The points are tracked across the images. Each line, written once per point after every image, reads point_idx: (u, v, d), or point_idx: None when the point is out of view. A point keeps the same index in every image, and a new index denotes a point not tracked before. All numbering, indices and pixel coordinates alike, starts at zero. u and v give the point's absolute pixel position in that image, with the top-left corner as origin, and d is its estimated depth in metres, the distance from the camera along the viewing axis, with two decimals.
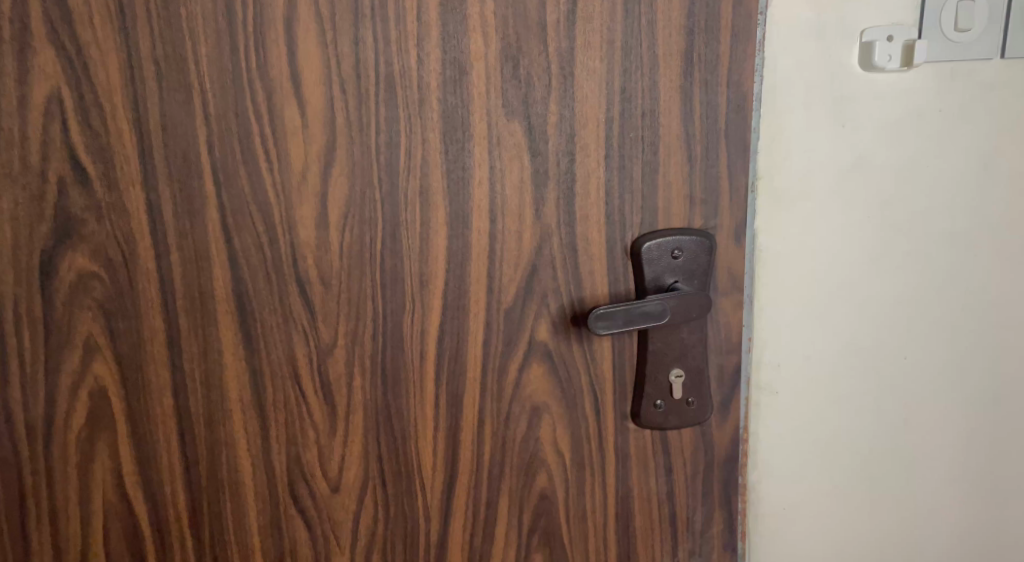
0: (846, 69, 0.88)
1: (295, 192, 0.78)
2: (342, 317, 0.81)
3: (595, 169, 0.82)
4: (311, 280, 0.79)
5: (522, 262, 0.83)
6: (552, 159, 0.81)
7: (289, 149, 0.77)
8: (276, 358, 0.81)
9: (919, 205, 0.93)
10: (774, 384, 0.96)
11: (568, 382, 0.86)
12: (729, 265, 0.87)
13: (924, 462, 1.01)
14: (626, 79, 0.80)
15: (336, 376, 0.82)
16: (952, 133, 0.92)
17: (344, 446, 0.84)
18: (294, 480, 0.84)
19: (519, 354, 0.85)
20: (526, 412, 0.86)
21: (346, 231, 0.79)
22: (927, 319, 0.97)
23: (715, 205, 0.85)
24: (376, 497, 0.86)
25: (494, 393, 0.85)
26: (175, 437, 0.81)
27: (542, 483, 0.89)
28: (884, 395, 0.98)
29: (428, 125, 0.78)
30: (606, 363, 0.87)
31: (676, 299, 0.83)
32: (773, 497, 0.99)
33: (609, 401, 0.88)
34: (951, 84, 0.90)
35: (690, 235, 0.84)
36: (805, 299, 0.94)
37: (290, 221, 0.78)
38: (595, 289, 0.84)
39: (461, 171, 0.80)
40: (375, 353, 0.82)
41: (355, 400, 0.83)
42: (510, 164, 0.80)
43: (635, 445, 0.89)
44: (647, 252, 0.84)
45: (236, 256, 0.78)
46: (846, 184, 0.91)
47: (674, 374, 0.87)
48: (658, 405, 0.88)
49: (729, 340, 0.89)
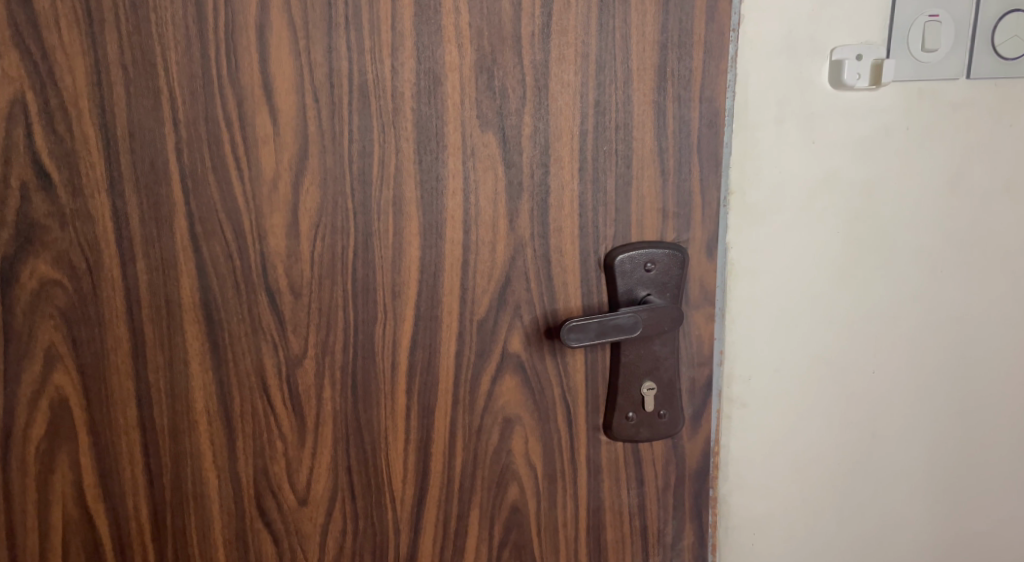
0: (817, 85, 0.89)
1: (266, 200, 0.77)
2: (313, 327, 0.80)
3: (568, 181, 0.82)
4: (281, 289, 0.78)
5: (496, 273, 0.82)
6: (526, 170, 0.81)
7: (260, 158, 0.76)
8: (243, 368, 0.80)
9: (888, 222, 0.94)
10: (745, 396, 0.95)
11: (540, 393, 0.86)
12: (701, 278, 0.87)
13: (892, 476, 1.02)
14: (600, 93, 0.80)
15: (305, 387, 0.81)
16: (920, 152, 0.93)
17: (313, 457, 0.83)
18: (261, 493, 0.83)
19: (491, 366, 0.84)
20: (498, 424, 0.86)
21: (317, 240, 0.78)
22: (895, 334, 0.97)
23: (687, 218, 0.85)
24: (345, 510, 0.85)
25: (466, 404, 0.85)
26: (139, 448, 0.80)
27: (513, 495, 0.88)
28: (853, 409, 0.99)
29: (402, 134, 0.77)
30: (578, 376, 0.86)
31: (648, 311, 0.83)
32: (744, 510, 0.99)
33: (581, 412, 0.87)
34: (920, 103, 0.91)
35: (663, 248, 0.84)
36: (775, 313, 0.94)
37: (261, 230, 0.77)
38: (569, 301, 0.84)
39: (434, 182, 0.79)
40: (345, 364, 0.81)
41: (324, 412, 0.82)
42: (484, 175, 0.80)
43: (607, 458, 0.89)
44: (620, 264, 0.84)
45: (204, 265, 0.77)
46: (816, 199, 0.91)
47: (646, 387, 0.86)
48: (630, 417, 0.87)
49: (701, 352, 0.89)
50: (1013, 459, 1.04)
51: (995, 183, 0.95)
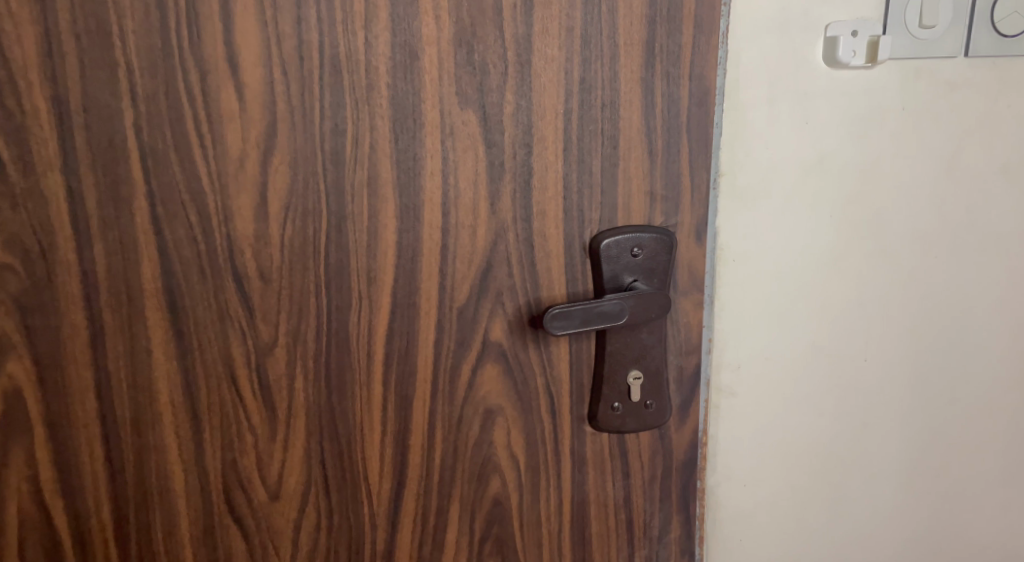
0: (811, 63, 0.85)
1: (232, 180, 0.72)
2: (283, 314, 0.76)
3: (552, 162, 0.78)
4: (249, 275, 0.75)
5: (476, 258, 0.79)
6: (508, 151, 0.77)
7: (226, 135, 0.72)
8: (209, 357, 0.76)
9: (882, 205, 0.90)
10: (733, 386, 0.92)
11: (523, 384, 0.83)
12: (690, 264, 0.84)
13: (884, 467, 0.99)
14: (585, 69, 0.76)
15: (276, 378, 0.78)
16: (915, 133, 0.89)
17: (284, 451, 0.79)
18: (230, 487, 0.79)
19: (472, 355, 0.82)
20: (479, 415, 0.83)
21: (287, 223, 0.74)
22: (887, 322, 0.94)
23: (676, 202, 0.82)
24: (318, 505, 0.81)
25: (445, 395, 0.82)
26: (99, 441, 0.75)
27: (495, 488, 0.85)
28: (843, 399, 0.96)
29: (377, 111, 0.74)
30: (562, 365, 0.83)
31: (635, 298, 0.79)
32: (731, 501, 0.96)
33: (566, 403, 0.85)
34: (916, 82, 0.88)
35: (649, 233, 0.81)
36: (765, 300, 0.90)
37: (227, 212, 0.73)
38: (553, 288, 0.81)
39: (412, 162, 0.75)
40: (318, 352, 0.78)
41: (296, 403, 0.79)
42: (464, 155, 0.76)
43: (591, 450, 0.87)
44: (606, 249, 0.81)
45: (166, 249, 0.73)
46: (809, 181, 0.88)
47: (632, 376, 0.84)
48: (615, 407, 0.85)
49: (689, 341, 0.86)
50: (1005, 450, 1.02)
51: (991, 166, 0.92)
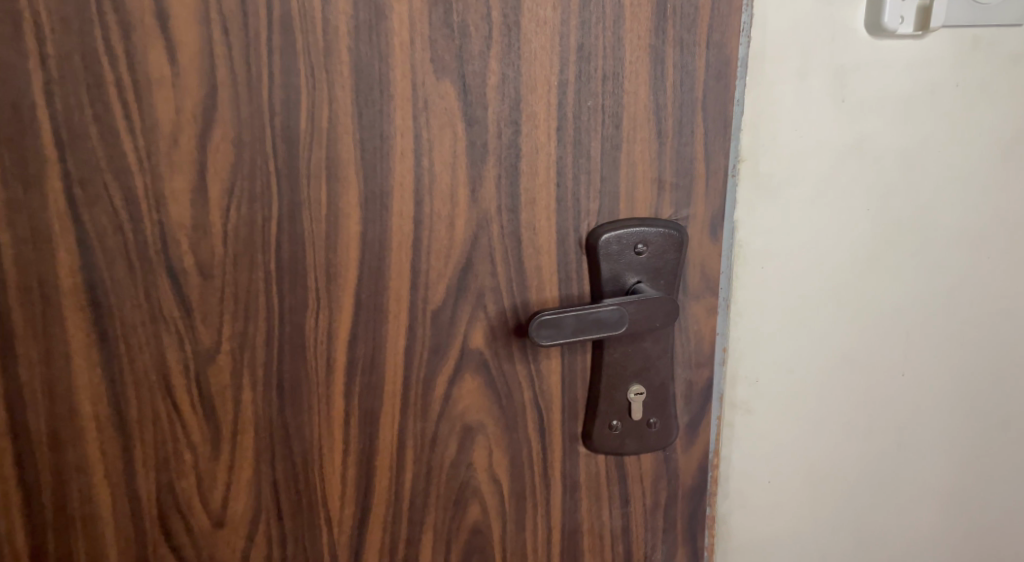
0: (850, 31, 0.73)
1: (163, 159, 0.62)
2: (227, 316, 0.66)
3: (544, 143, 0.67)
4: (186, 269, 0.64)
5: (454, 254, 0.68)
6: (492, 129, 0.66)
7: (155, 106, 0.61)
8: (140, 365, 0.65)
9: (926, 197, 0.79)
10: (750, 402, 0.81)
11: (508, 398, 0.73)
12: (702, 263, 0.73)
13: (918, 491, 0.88)
14: (584, 34, 0.65)
15: (219, 389, 0.67)
16: (968, 115, 0.77)
17: (230, 473, 0.69)
18: (166, 514, 0.69)
19: (449, 365, 0.71)
20: (456, 433, 0.73)
21: (231, 210, 0.63)
22: (928, 329, 0.83)
23: (688, 191, 0.70)
24: (270, 534, 0.71)
25: (417, 411, 0.71)
26: (11, 460, 0.65)
27: (474, 516, 0.75)
28: (876, 417, 0.84)
29: (336, 80, 0.62)
30: (553, 377, 0.73)
31: (636, 303, 0.68)
32: (745, 530, 0.85)
33: (557, 420, 0.74)
34: (972, 56, 0.76)
35: (656, 227, 0.70)
36: (789, 305, 0.79)
37: (158, 196, 0.62)
38: (543, 290, 0.70)
39: (378, 141, 0.64)
40: (269, 360, 0.67)
41: (243, 417, 0.68)
42: (440, 133, 0.65)
43: (586, 474, 0.76)
44: (605, 245, 0.69)
45: (86, 238, 0.62)
46: (843, 169, 0.76)
47: (633, 391, 0.73)
48: (613, 426, 0.74)
49: (699, 351, 0.75)
50: None
51: None
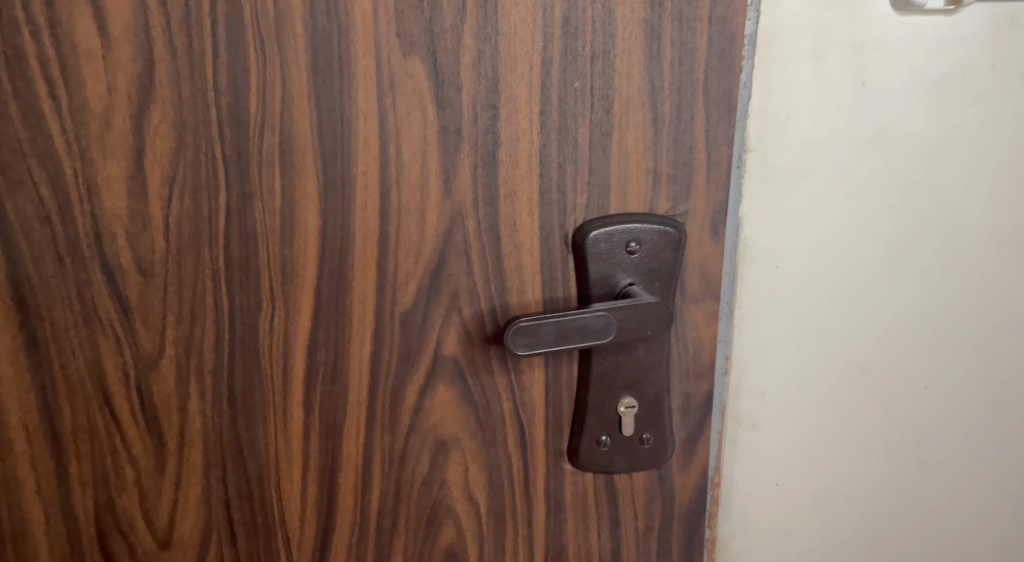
0: (872, 6, 0.66)
1: (95, 143, 0.55)
2: (171, 319, 0.59)
3: (525, 129, 0.60)
4: (123, 266, 0.58)
5: (424, 252, 0.61)
6: (466, 113, 0.59)
7: (85, 83, 0.54)
8: (73, 371, 0.59)
9: (955, 192, 0.71)
10: (754, 416, 0.75)
11: (485, 410, 0.66)
12: (702, 264, 0.65)
13: (939, 514, 0.81)
14: (569, 6, 0.58)
15: (163, 398, 0.61)
16: (1006, 100, 0.69)
17: (177, 490, 0.63)
18: (106, 533, 0.63)
19: (419, 375, 0.64)
20: (428, 448, 0.66)
21: (173, 201, 0.57)
22: (954, 337, 0.75)
23: (687, 184, 0.63)
24: (222, 554, 0.65)
25: (384, 424, 0.65)
26: None
27: (449, 538, 0.68)
28: (895, 434, 0.77)
29: (290, 55, 0.56)
30: (536, 388, 0.66)
31: (625, 310, 0.61)
32: (747, 552, 0.79)
33: (541, 435, 0.67)
34: (1010, 34, 0.68)
35: (649, 224, 0.63)
36: (800, 311, 0.72)
37: (90, 184, 0.56)
38: (525, 292, 0.63)
39: (338, 125, 0.57)
40: (219, 368, 0.61)
41: (190, 430, 0.62)
42: (408, 117, 0.58)
43: (572, 493, 0.69)
44: (593, 242, 0.62)
45: (10, 231, 0.56)
46: (862, 161, 0.69)
47: (624, 405, 0.66)
48: (602, 442, 0.67)
49: (698, 361, 0.68)
50: None
51: None
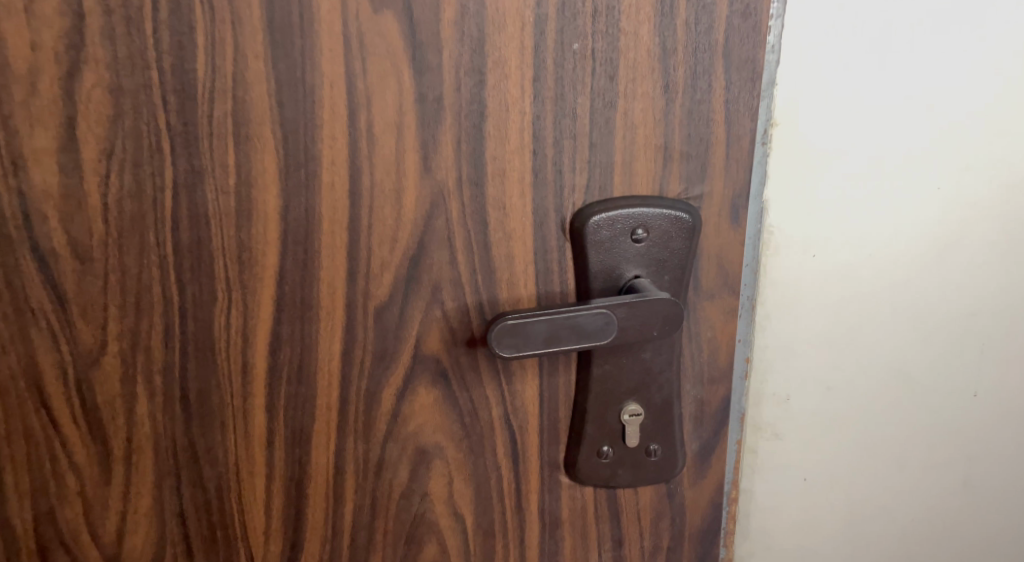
0: None
1: (19, 110, 0.49)
2: (113, 311, 0.53)
3: (516, 98, 0.52)
4: (56, 251, 0.51)
5: (401, 239, 0.54)
6: (448, 78, 0.51)
7: (6, 42, 0.47)
8: (5, 369, 0.53)
9: (1014, 173, 0.62)
10: (778, 424, 0.67)
11: (472, 416, 0.59)
12: (719, 255, 0.58)
13: (980, 532, 0.74)
14: None
15: (108, 400, 0.54)
16: None
17: (126, 501, 0.57)
18: (49, 547, 0.57)
19: (396, 376, 0.57)
20: (408, 457, 0.59)
21: (111, 178, 0.50)
22: (1006, 339, 0.67)
23: (703, 164, 0.55)
24: None
25: (358, 430, 0.58)
26: None
27: (432, 555, 0.62)
28: (934, 445, 0.70)
29: (242, 10, 0.48)
30: (529, 392, 0.59)
31: (626, 308, 0.53)
32: None
33: (534, 444, 0.60)
34: None
35: (658, 208, 0.55)
36: (833, 310, 0.64)
37: (16, 157, 0.49)
38: (516, 285, 0.56)
39: (299, 92, 0.50)
40: (169, 366, 0.54)
41: (139, 435, 0.55)
42: (381, 84, 0.51)
43: (569, 508, 0.62)
44: (594, 229, 0.55)
45: None
46: (908, 140, 0.60)
47: (628, 413, 0.59)
48: (603, 453, 0.60)
49: (713, 365, 0.61)
50: None
51: None
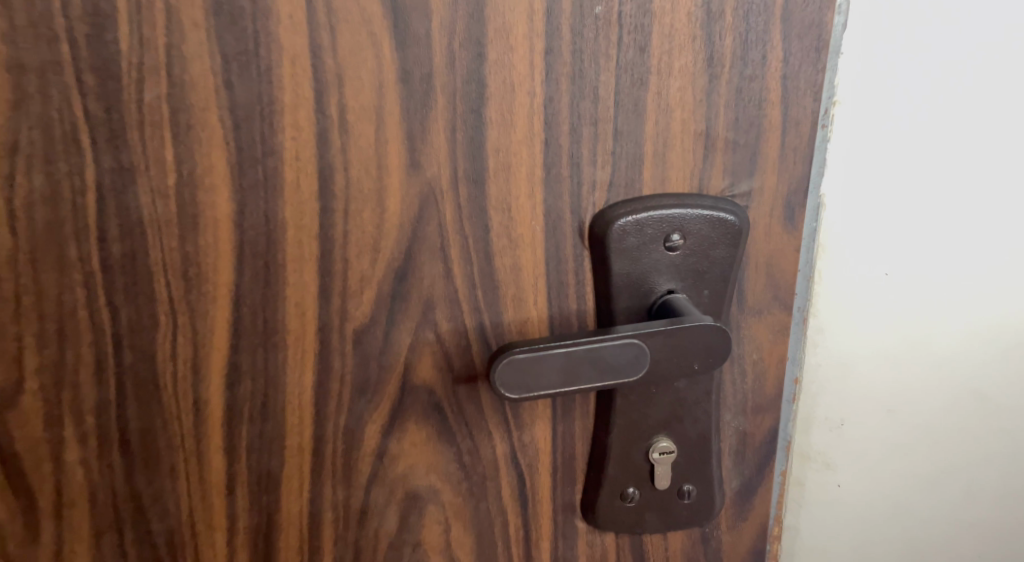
0: None
1: None
2: (30, 341, 0.43)
3: (524, 76, 0.42)
4: None
5: (384, 250, 0.44)
6: (438, 51, 0.41)
7: None
8: None
9: None
10: (830, 451, 0.58)
11: (473, 456, 0.49)
12: (769, 263, 0.48)
13: None
14: None
15: (29, 446, 0.45)
16: None
17: None
18: None
19: (381, 412, 0.47)
20: (397, 504, 0.50)
21: (20, 179, 0.40)
22: None
23: (753, 155, 0.45)
24: None
25: (337, 475, 0.48)
26: None
27: None
28: (1012, 476, 0.60)
29: None
30: (541, 427, 0.50)
31: (660, 337, 0.43)
32: None
33: (547, 486, 0.51)
34: None
35: (698, 207, 0.45)
36: (900, 325, 0.55)
37: None
38: (525, 303, 0.46)
39: (252, 69, 0.40)
40: (102, 406, 0.45)
41: (70, 485, 0.46)
42: (354, 58, 0.40)
43: (587, 556, 0.54)
44: (619, 234, 0.45)
45: None
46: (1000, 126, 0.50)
47: (659, 451, 0.50)
48: (629, 496, 0.51)
49: (758, 392, 0.51)
50: None
51: None
